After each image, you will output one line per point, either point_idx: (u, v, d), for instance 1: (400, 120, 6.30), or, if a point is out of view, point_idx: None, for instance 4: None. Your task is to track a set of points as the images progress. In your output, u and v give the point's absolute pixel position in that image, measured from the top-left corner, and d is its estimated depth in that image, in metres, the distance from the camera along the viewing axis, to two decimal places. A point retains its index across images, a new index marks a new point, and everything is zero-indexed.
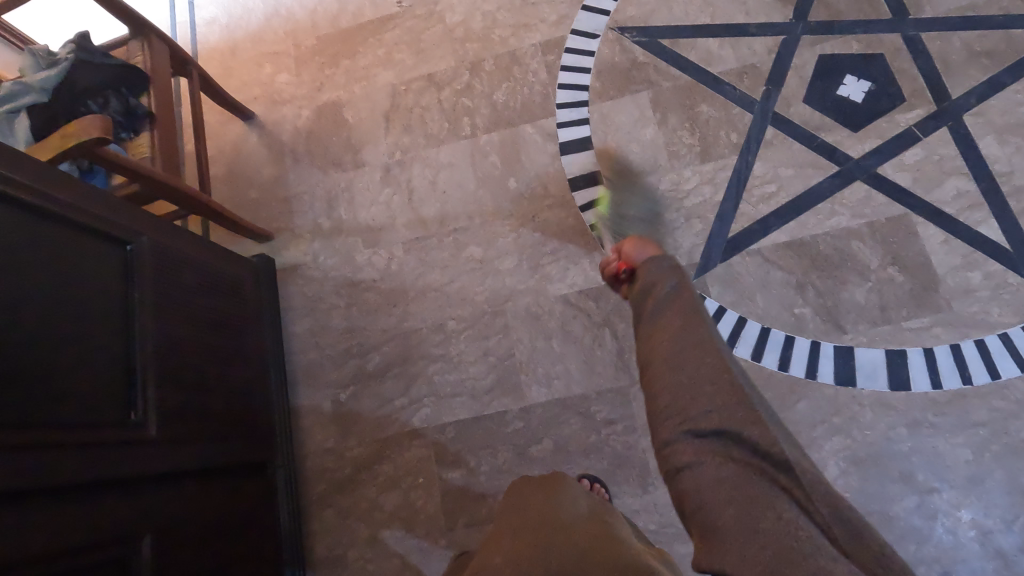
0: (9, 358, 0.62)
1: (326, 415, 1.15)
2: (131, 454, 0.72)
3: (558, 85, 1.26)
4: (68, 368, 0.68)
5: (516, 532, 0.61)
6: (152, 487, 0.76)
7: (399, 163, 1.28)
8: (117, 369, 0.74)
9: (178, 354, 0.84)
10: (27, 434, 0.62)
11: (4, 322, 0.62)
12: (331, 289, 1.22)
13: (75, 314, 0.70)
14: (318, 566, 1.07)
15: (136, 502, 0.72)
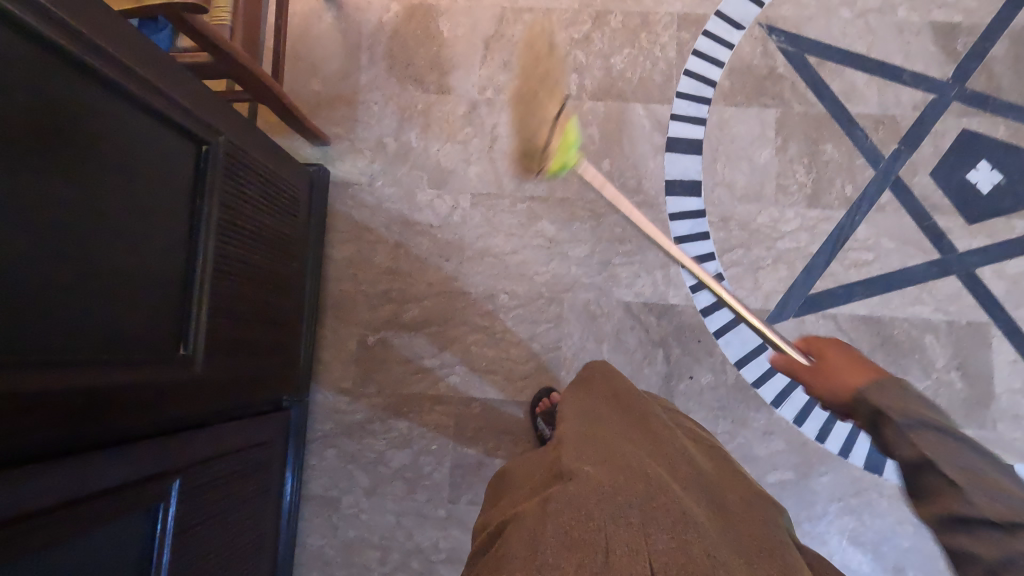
0: (74, 278, 0.52)
1: (349, 354, 1.08)
2: (166, 395, 0.64)
3: (685, 70, 1.13)
4: (121, 287, 0.58)
5: (610, 457, 0.60)
6: (175, 431, 0.68)
7: (488, 102, 1.14)
8: (174, 295, 0.65)
9: (232, 279, 0.75)
10: (87, 370, 0.53)
11: (73, 235, 0.52)
12: (382, 221, 1.11)
13: (136, 225, 0.59)
14: (311, 502, 1.05)
15: (163, 445, 0.64)
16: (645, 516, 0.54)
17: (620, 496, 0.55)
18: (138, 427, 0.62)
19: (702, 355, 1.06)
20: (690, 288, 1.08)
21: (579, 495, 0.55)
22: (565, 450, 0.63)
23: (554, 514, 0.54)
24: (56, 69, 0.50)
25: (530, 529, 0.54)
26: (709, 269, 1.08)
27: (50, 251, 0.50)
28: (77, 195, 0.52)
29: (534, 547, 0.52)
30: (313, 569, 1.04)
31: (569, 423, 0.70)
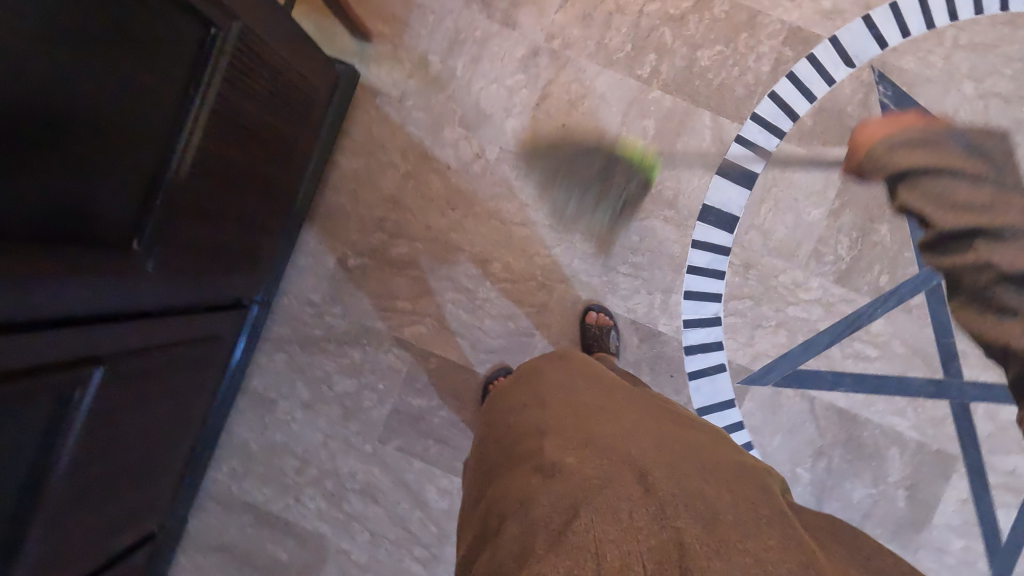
0: (25, 163, 0.49)
1: (326, 268, 1.05)
2: (98, 285, 0.60)
3: (771, 92, 1.01)
4: (65, 169, 0.53)
5: (594, 443, 0.55)
6: (110, 320, 0.65)
7: (550, 54, 1.02)
8: (138, 187, 0.62)
9: (210, 179, 0.71)
10: (23, 258, 0.51)
11: (32, 120, 0.48)
12: (400, 145, 1.04)
13: (100, 105, 0.53)
14: (250, 395, 1.06)
15: (90, 333, 0.62)
16: (635, 509, 0.49)
17: (607, 491, 0.50)
18: (64, 313, 0.58)
19: (669, 389, 1.05)
20: (683, 322, 1.03)
21: (562, 497, 0.50)
22: (545, 436, 0.58)
23: (538, 518, 0.49)
24: None
25: (511, 535, 0.50)
26: (710, 311, 1.03)
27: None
28: (45, 76, 0.47)
29: (519, 554, 0.48)
30: (234, 457, 1.07)
31: (551, 398, 0.65)
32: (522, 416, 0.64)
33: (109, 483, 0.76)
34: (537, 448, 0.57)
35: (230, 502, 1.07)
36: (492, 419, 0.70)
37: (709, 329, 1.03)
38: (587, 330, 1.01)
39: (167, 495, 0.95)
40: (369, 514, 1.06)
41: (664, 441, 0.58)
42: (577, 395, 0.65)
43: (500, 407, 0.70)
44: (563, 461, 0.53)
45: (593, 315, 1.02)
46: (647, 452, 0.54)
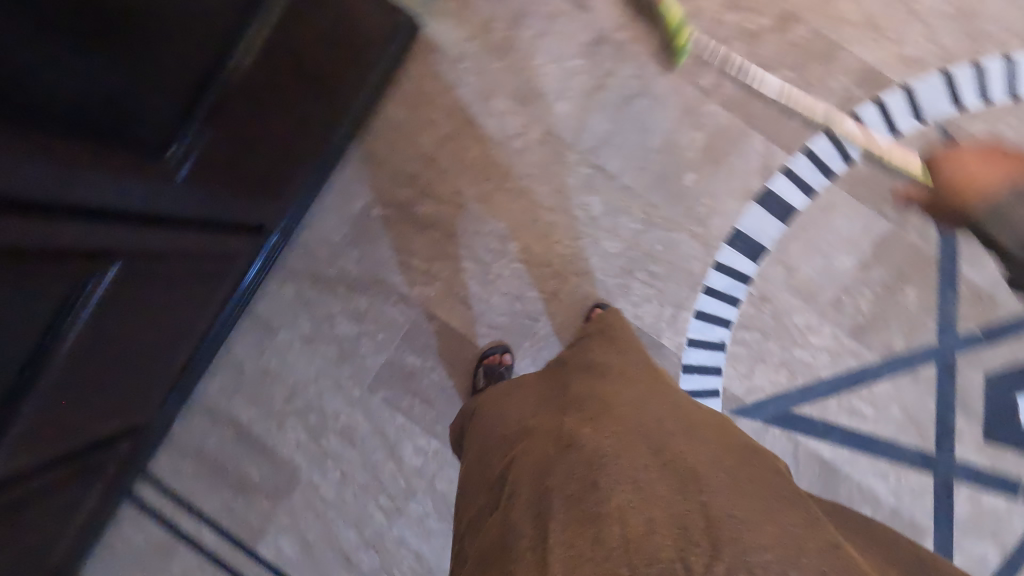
0: (93, 58, 0.52)
1: (351, 211, 1.06)
2: (136, 182, 0.63)
3: (829, 129, 0.98)
4: (121, 64, 0.54)
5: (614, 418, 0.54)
6: (149, 223, 0.67)
7: (616, 44, 1.00)
8: (186, 99, 0.65)
9: (252, 103, 0.74)
10: (73, 143, 0.54)
11: (104, 17, 0.50)
12: (448, 106, 1.03)
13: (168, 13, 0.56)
14: (254, 317, 1.08)
15: (126, 234, 0.64)
16: (653, 485, 0.48)
17: (626, 457, 0.50)
18: (105, 207, 0.60)
19: None
20: (687, 340, 1.03)
21: (577, 468, 0.50)
22: (563, 413, 0.58)
23: (552, 487, 0.50)
24: None
25: (524, 503, 0.50)
26: (716, 334, 1.02)
27: (68, 21, 0.48)
28: None
29: (531, 523, 0.48)
30: (228, 372, 1.10)
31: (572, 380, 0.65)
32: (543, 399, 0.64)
33: (106, 371, 0.79)
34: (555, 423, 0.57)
35: (216, 415, 1.11)
36: (505, 400, 0.69)
37: (712, 352, 1.03)
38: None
39: (159, 393, 0.99)
40: (344, 455, 1.09)
41: (680, 412, 0.58)
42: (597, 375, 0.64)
43: (521, 388, 0.71)
44: (582, 431, 0.53)
45: (599, 312, 1.01)
46: (667, 429, 0.54)
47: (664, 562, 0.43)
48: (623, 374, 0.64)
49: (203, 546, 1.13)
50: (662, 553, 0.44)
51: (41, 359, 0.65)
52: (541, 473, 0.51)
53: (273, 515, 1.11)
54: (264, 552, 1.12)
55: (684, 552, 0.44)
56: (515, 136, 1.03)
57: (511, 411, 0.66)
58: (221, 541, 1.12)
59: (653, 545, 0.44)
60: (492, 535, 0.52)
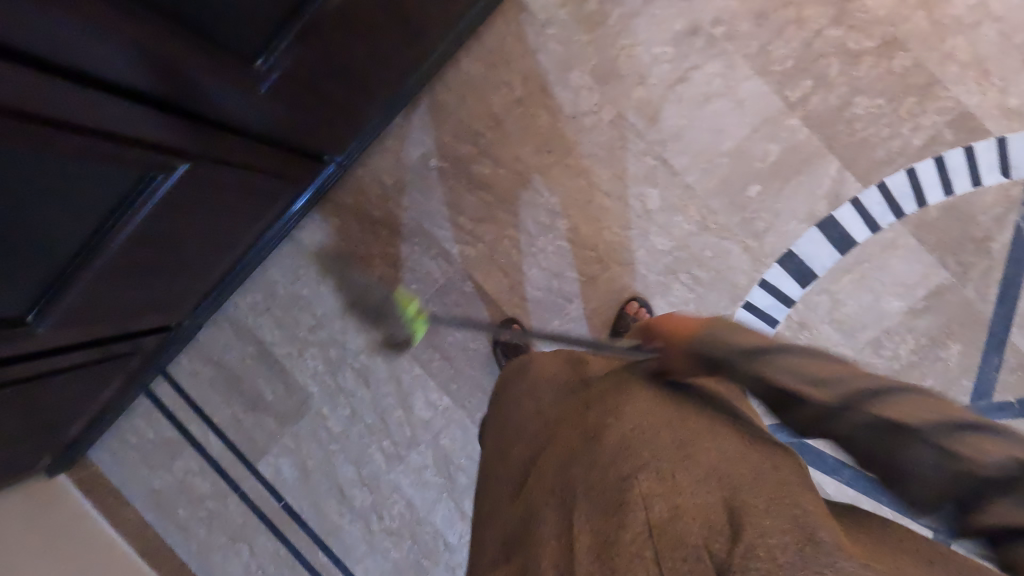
0: None
1: (408, 157, 1.06)
2: (201, 81, 0.62)
3: (910, 167, 0.95)
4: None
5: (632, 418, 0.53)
6: (201, 121, 0.68)
7: (708, 38, 0.97)
8: (275, 18, 0.64)
9: (337, 36, 0.73)
10: (153, 32, 0.54)
11: None
12: (525, 70, 1.01)
13: None
14: (294, 244, 1.09)
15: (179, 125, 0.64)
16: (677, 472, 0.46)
17: (650, 445, 0.49)
18: (160, 94, 0.61)
19: None
20: None
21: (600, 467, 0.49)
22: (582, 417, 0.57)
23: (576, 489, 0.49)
24: None
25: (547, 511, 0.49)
26: None
27: None
28: None
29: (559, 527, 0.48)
30: (259, 292, 1.11)
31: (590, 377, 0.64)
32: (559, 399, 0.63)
33: (152, 267, 0.80)
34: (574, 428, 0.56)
35: (240, 330, 1.13)
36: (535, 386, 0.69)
37: None
38: (622, 318, 1.00)
39: (192, 298, 1.01)
40: (356, 394, 1.11)
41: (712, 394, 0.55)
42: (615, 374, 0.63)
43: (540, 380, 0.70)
44: (608, 419, 0.52)
45: (633, 306, 1.01)
46: (686, 408, 0.53)
47: (692, 551, 0.42)
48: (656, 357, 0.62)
49: (206, 451, 1.16)
50: (689, 542, 0.42)
51: (97, 244, 0.66)
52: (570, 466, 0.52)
53: (278, 436, 1.14)
54: (264, 469, 1.15)
55: (712, 540, 0.42)
56: (586, 113, 1.01)
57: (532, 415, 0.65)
58: (224, 450, 1.16)
59: (681, 533, 0.43)
60: (524, 527, 0.53)
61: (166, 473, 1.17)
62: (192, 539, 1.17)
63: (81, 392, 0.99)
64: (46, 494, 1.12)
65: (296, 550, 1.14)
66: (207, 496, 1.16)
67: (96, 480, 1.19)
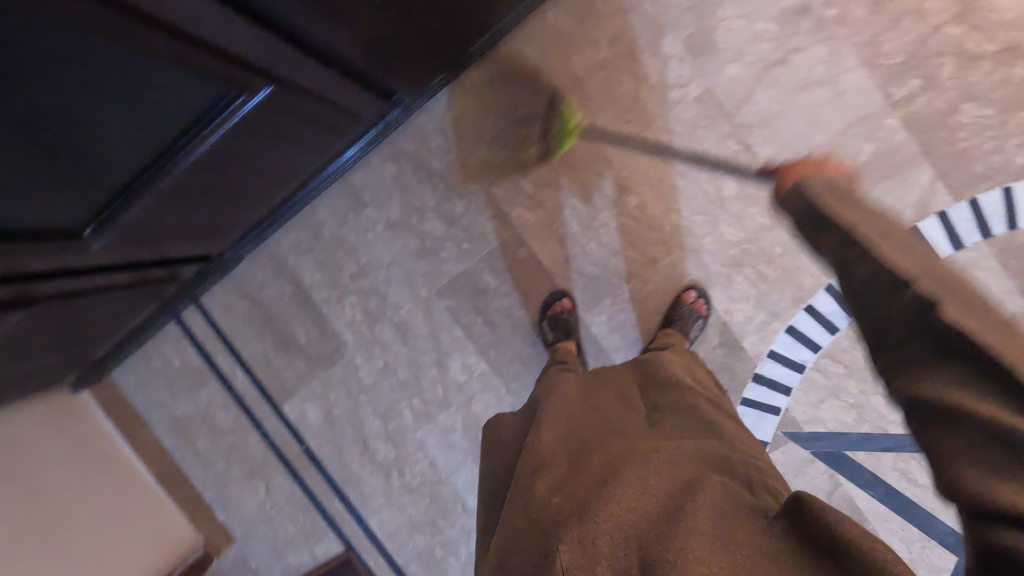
0: None
1: (476, 109, 1.00)
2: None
3: (1007, 186, 0.90)
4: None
5: (650, 483, 0.54)
6: (294, 43, 0.62)
7: (817, 20, 0.90)
8: None
9: None
10: None
11: None
12: (614, 29, 0.95)
13: None
14: (346, 186, 1.05)
15: (273, 43, 0.59)
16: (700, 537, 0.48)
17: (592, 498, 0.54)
18: (261, 7, 0.55)
19: None
20: (769, 350, 0.99)
21: (620, 531, 0.50)
22: (583, 475, 0.58)
23: (597, 547, 0.49)
24: None
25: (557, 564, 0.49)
26: (801, 356, 0.98)
27: None
28: None
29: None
30: (303, 230, 1.07)
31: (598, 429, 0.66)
32: (560, 441, 0.63)
33: (213, 192, 0.76)
34: (582, 486, 0.56)
35: (279, 267, 1.09)
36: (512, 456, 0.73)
37: (788, 371, 0.99)
38: (679, 305, 0.97)
39: (239, 229, 0.97)
40: (392, 347, 1.08)
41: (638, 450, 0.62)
42: (619, 430, 0.66)
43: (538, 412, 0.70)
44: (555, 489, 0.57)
45: (692, 295, 0.97)
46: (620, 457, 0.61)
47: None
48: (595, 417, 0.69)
49: (232, 386, 1.14)
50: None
51: (165, 160, 0.62)
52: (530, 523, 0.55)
53: (307, 380, 1.12)
54: (288, 411, 1.13)
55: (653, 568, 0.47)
56: (673, 85, 0.95)
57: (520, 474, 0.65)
58: (250, 388, 1.14)
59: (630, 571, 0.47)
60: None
61: (189, 402, 1.16)
62: (210, 469, 1.16)
63: (118, 311, 0.96)
64: (69, 408, 1.10)
65: (313, 494, 1.13)
66: (228, 430, 1.15)
67: (116, 401, 1.16)
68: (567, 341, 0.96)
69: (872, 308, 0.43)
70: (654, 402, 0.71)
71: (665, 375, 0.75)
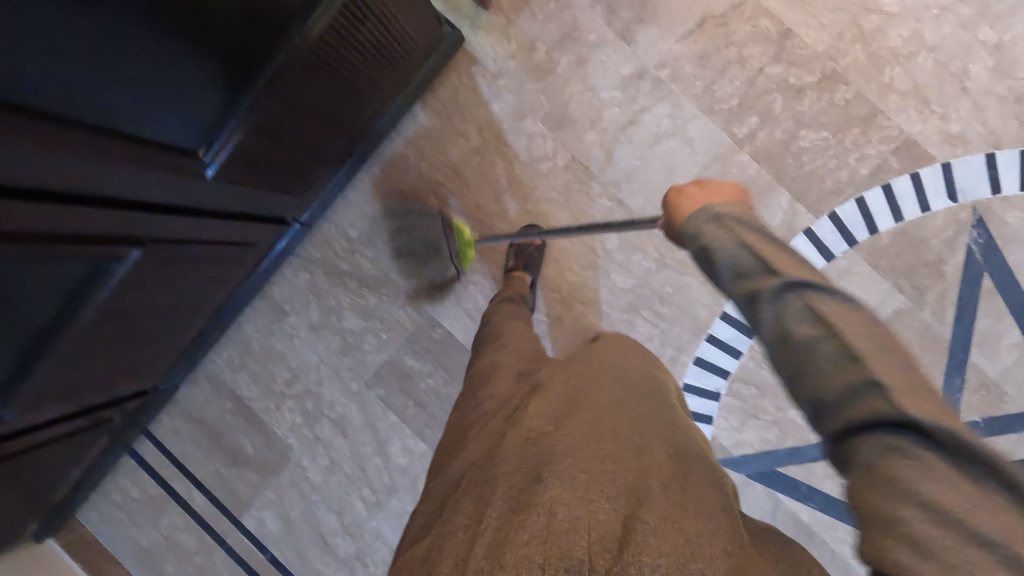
0: (141, 84, 0.56)
1: (371, 211, 1.08)
2: (152, 174, 0.63)
3: (859, 196, 0.96)
4: (143, 62, 0.54)
5: (646, 448, 0.52)
6: (155, 209, 0.69)
7: (655, 81, 1.00)
8: (217, 112, 0.68)
9: (291, 111, 0.77)
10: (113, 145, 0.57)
11: (159, 52, 0.55)
12: (480, 120, 1.04)
13: (220, 48, 0.61)
14: (267, 299, 1.12)
15: (132, 218, 0.65)
16: (682, 513, 0.46)
17: (597, 445, 0.50)
18: (114, 191, 0.61)
19: None
20: (682, 384, 1.03)
21: (611, 483, 0.47)
22: (580, 416, 0.53)
23: (588, 494, 0.46)
24: None
25: (542, 496, 0.45)
26: (713, 384, 1.03)
27: (120, 61, 0.52)
28: (176, 19, 0.54)
29: (553, 515, 0.44)
30: (234, 347, 1.14)
31: (600, 374, 0.62)
32: (566, 381, 0.60)
33: (132, 322, 0.81)
34: (579, 427, 0.52)
35: (217, 386, 1.15)
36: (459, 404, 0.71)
37: (705, 401, 1.03)
38: None
39: (164, 362, 1.02)
40: (333, 443, 1.12)
41: (642, 410, 0.57)
42: (616, 382, 0.61)
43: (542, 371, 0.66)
44: (556, 423, 0.53)
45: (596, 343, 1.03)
46: (621, 410, 0.55)
47: (638, 542, 0.42)
48: (602, 365, 0.64)
49: (191, 508, 1.17)
50: (632, 529, 0.43)
51: (56, 330, 0.68)
52: (517, 454, 0.51)
53: (260, 489, 1.15)
54: (247, 522, 1.16)
55: (648, 524, 0.44)
56: (541, 157, 1.03)
57: (480, 418, 0.62)
58: (209, 506, 1.17)
59: (624, 523, 0.44)
60: (460, 516, 0.48)
61: (153, 530, 1.19)
62: None
63: (63, 462, 1.01)
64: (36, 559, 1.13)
65: None
66: (193, 551, 1.17)
67: (84, 541, 1.20)
68: (522, 270, 1.00)
69: (826, 370, 0.39)
70: (649, 373, 0.67)
71: (655, 366, 0.72)
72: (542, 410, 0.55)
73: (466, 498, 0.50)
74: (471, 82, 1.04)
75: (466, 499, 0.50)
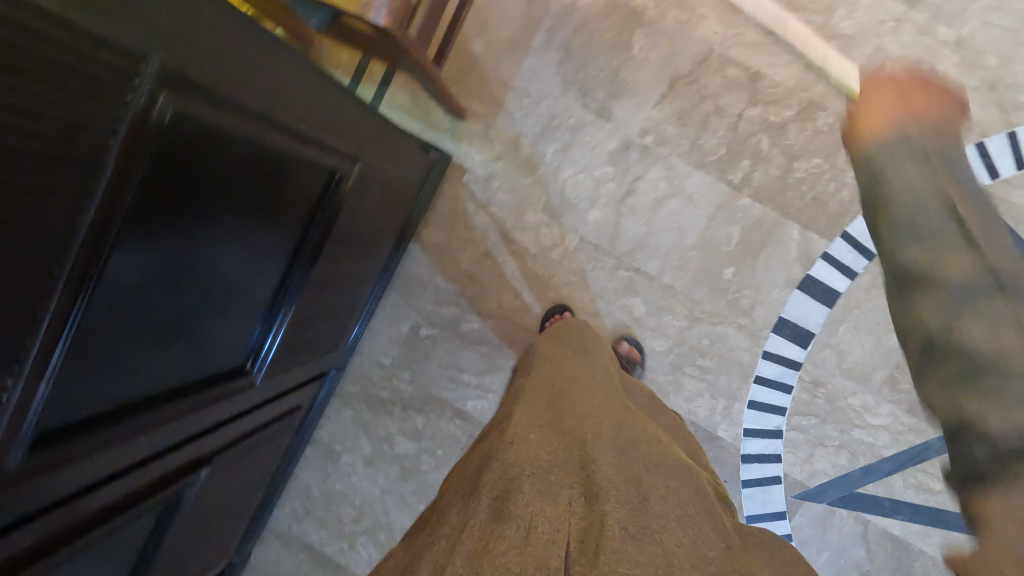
0: (193, 335, 0.55)
1: (399, 334, 1.09)
2: (212, 406, 0.62)
3: None
4: (188, 318, 0.53)
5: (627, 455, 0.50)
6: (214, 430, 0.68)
7: (642, 148, 1.02)
8: (258, 323, 0.67)
9: (316, 290, 0.76)
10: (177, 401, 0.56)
11: (205, 301, 0.54)
12: (483, 223, 1.06)
13: (255, 271, 0.60)
14: (318, 444, 1.12)
15: (196, 449, 0.64)
16: (660, 519, 0.45)
17: (572, 460, 0.50)
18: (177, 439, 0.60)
19: None
20: (743, 430, 1.04)
21: (586, 491, 0.46)
22: (558, 433, 0.53)
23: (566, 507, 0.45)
24: (208, 125, 0.44)
25: (522, 508, 0.45)
26: (772, 423, 1.03)
27: (173, 325, 0.51)
28: (216, 268, 0.53)
29: (532, 528, 0.43)
30: (296, 497, 1.14)
31: (575, 387, 0.62)
32: (548, 397, 0.60)
33: (202, 527, 0.79)
34: (559, 443, 0.51)
35: (287, 540, 1.14)
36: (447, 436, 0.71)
37: (769, 441, 1.03)
38: None
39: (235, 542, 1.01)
40: None
41: (625, 423, 0.56)
42: (599, 399, 0.60)
43: (519, 391, 0.65)
44: (531, 437, 0.52)
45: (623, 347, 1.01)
46: (599, 422, 0.55)
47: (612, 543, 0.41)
48: (588, 384, 0.64)
49: None
50: (606, 531, 0.42)
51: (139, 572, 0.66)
52: (494, 468, 0.50)
53: None
54: None
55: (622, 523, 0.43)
56: (550, 246, 1.05)
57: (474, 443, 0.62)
58: None
59: (598, 525, 0.43)
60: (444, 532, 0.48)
61: None
62: None
63: None
64: None
65: None
66: None
67: None
68: None
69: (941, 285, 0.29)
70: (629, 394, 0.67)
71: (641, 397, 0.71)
72: (523, 424, 0.54)
73: (449, 520, 0.49)
74: (466, 192, 1.06)
75: (449, 520, 0.49)
